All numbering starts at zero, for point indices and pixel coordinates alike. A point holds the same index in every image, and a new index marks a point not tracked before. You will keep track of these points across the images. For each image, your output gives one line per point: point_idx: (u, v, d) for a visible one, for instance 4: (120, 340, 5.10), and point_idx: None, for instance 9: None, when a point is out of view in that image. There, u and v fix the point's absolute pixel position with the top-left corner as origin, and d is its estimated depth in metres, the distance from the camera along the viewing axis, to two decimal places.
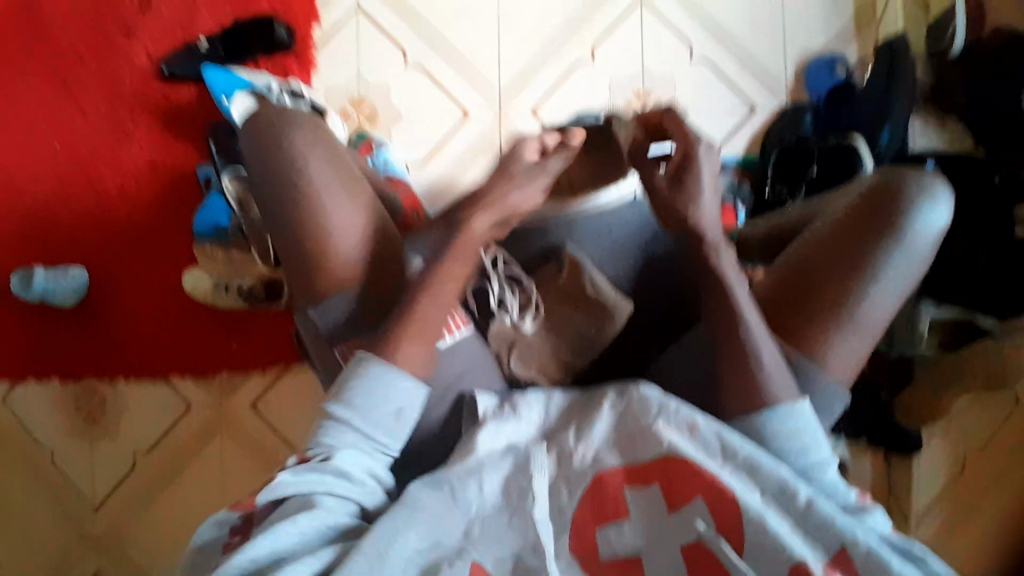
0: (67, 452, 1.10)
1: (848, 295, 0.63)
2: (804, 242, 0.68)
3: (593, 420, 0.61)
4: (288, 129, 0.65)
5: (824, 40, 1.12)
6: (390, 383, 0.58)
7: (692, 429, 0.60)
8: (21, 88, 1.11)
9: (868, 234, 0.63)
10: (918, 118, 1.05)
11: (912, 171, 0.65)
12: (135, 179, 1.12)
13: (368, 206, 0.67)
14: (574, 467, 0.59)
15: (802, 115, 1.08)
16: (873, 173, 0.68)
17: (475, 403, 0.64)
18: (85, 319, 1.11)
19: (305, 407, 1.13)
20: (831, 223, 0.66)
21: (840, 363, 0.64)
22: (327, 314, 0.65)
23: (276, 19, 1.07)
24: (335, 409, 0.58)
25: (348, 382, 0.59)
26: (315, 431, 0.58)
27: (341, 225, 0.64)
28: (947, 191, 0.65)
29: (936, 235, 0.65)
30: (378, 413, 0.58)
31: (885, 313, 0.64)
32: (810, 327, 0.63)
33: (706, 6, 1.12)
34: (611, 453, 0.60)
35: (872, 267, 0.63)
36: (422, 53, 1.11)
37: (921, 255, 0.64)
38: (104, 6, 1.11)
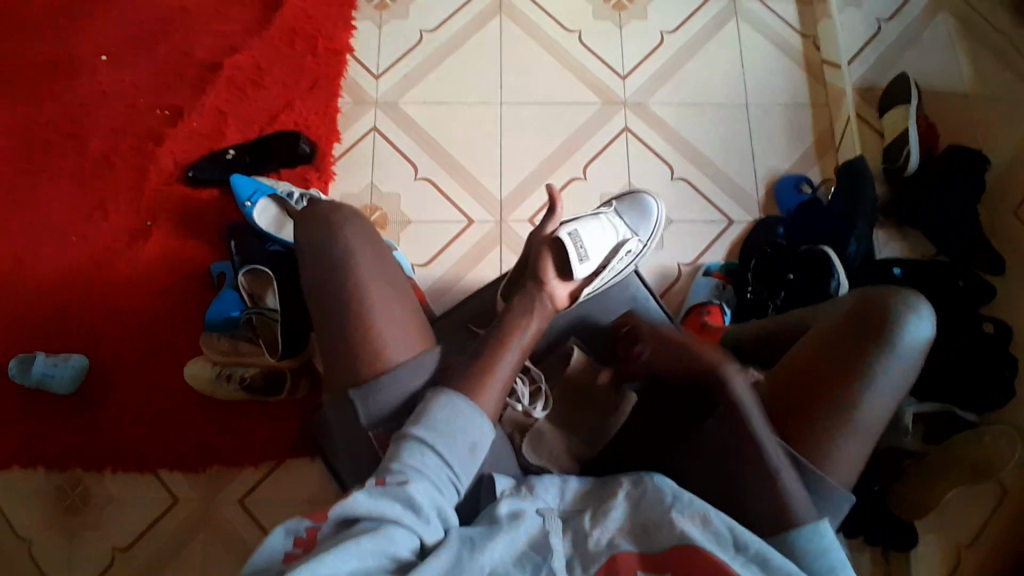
0: (45, 545, 1.06)
1: (846, 401, 0.67)
2: (800, 351, 0.73)
3: (608, 507, 0.62)
4: (342, 226, 0.76)
5: (790, 163, 1.24)
6: (469, 416, 0.63)
7: (704, 518, 0.59)
8: (56, 189, 1.21)
9: (861, 344, 0.69)
10: (881, 231, 1.18)
11: (896, 291, 0.72)
12: (147, 273, 1.16)
13: (409, 300, 0.75)
14: (589, 549, 0.59)
15: (775, 227, 1.17)
16: (858, 290, 0.75)
17: (493, 483, 0.65)
18: (79, 407, 1.11)
19: (296, 503, 1.08)
20: (824, 334, 0.71)
21: (842, 465, 0.67)
22: (370, 404, 0.67)
23: (302, 135, 1.20)
24: (419, 435, 0.61)
25: (428, 412, 0.63)
26: (393, 459, 0.59)
27: (383, 311, 0.71)
28: (927, 308, 0.71)
29: (921, 347, 0.70)
30: (456, 446, 0.61)
31: (880, 418, 0.69)
32: (812, 431, 0.67)
33: (683, 132, 1.26)
34: (626, 539, 0.59)
35: (866, 375, 0.68)
36: (429, 166, 1.22)
37: (911, 365, 0.69)
38: (143, 122, 1.24)
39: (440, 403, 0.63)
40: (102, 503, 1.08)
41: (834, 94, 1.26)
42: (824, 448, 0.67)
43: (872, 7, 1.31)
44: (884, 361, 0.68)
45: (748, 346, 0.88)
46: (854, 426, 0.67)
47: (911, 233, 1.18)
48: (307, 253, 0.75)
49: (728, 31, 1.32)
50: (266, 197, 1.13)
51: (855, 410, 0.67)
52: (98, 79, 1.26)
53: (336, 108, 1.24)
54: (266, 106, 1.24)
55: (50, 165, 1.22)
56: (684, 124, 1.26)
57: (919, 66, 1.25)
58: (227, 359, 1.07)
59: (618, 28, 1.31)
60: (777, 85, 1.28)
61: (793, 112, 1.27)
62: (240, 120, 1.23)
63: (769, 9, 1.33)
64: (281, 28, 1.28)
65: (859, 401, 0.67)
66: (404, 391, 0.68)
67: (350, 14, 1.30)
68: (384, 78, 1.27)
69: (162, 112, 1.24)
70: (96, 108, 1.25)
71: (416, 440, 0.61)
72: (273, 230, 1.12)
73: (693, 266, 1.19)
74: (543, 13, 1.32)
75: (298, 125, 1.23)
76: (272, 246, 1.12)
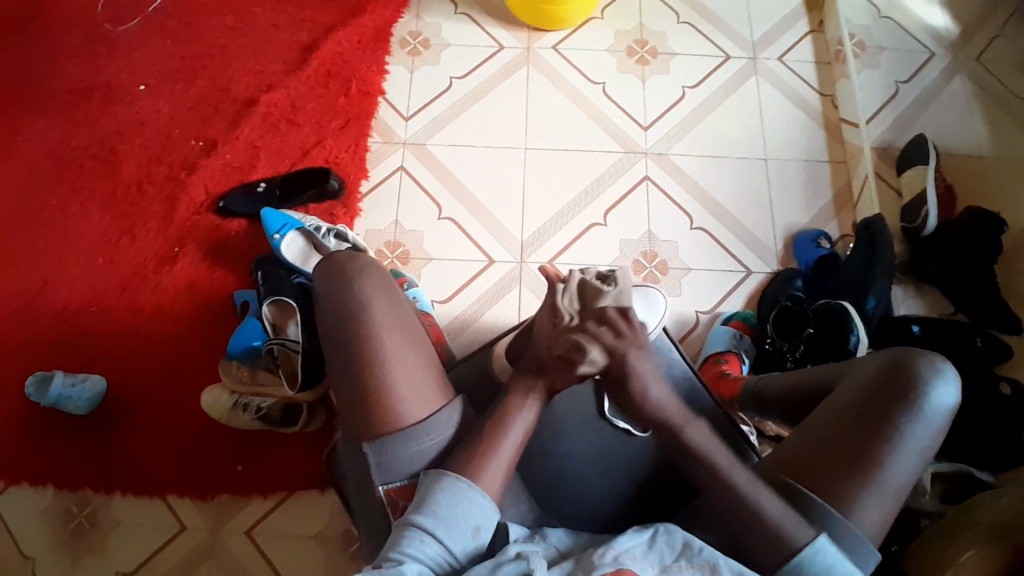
0: (46, 568, 1.05)
1: (873, 458, 0.69)
2: (829, 408, 0.75)
3: (615, 537, 0.64)
4: (357, 273, 0.80)
5: (809, 217, 1.26)
6: (473, 503, 0.67)
7: (713, 569, 0.61)
8: (86, 213, 1.24)
9: (888, 403, 0.71)
10: (899, 287, 1.20)
11: (922, 352, 0.74)
12: (169, 298, 1.18)
13: (423, 349, 0.78)
14: (592, 562, 0.61)
15: (793, 280, 1.17)
16: (886, 352, 0.77)
17: (506, 529, 0.68)
18: (91, 428, 1.11)
19: (305, 535, 1.08)
20: (853, 395, 0.74)
21: (869, 523, 0.69)
22: (383, 452, 0.72)
23: (332, 172, 1.23)
24: (421, 522, 0.65)
25: (431, 497, 0.67)
26: (395, 544, 0.64)
27: (398, 361, 0.75)
28: (953, 372, 0.73)
29: (948, 409, 0.72)
30: (458, 529, 0.65)
31: (905, 477, 0.70)
32: (840, 486, 0.69)
33: (703, 183, 1.28)
34: (633, 560, 0.61)
35: (895, 435, 0.70)
36: (453, 206, 1.24)
37: (938, 428, 0.71)
38: (176, 152, 1.28)
39: (443, 488, 0.68)
40: (109, 526, 1.07)
41: (852, 153, 1.29)
42: (851, 502, 0.68)
43: (890, 71, 1.35)
44: (912, 422, 0.70)
45: (771, 399, 0.91)
46: (882, 484, 0.69)
47: (928, 289, 1.19)
48: (326, 302, 0.79)
49: (748, 88, 1.35)
50: (295, 231, 1.15)
51: (882, 468, 0.69)
52: (138, 109, 1.31)
53: (366, 147, 1.28)
54: (298, 143, 1.28)
55: (84, 188, 1.25)
56: (703, 176, 1.29)
57: (937, 128, 1.28)
58: (246, 388, 1.08)
59: (641, 82, 1.35)
60: (797, 142, 1.31)
61: (812, 169, 1.29)
62: (272, 154, 1.27)
63: (788, 69, 1.37)
64: (317, 70, 1.33)
65: (887, 460, 0.69)
66: (411, 450, 0.72)
67: (383, 59, 1.35)
68: (413, 120, 1.31)
69: (196, 143, 1.28)
70: (133, 137, 1.29)
71: (417, 525, 0.65)
72: (299, 262, 1.15)
73: (710, 314, 1.19)
74: (568, 65, 1.36)
75: (329, 162, 1.26)
76: (297, 278, 1.13)
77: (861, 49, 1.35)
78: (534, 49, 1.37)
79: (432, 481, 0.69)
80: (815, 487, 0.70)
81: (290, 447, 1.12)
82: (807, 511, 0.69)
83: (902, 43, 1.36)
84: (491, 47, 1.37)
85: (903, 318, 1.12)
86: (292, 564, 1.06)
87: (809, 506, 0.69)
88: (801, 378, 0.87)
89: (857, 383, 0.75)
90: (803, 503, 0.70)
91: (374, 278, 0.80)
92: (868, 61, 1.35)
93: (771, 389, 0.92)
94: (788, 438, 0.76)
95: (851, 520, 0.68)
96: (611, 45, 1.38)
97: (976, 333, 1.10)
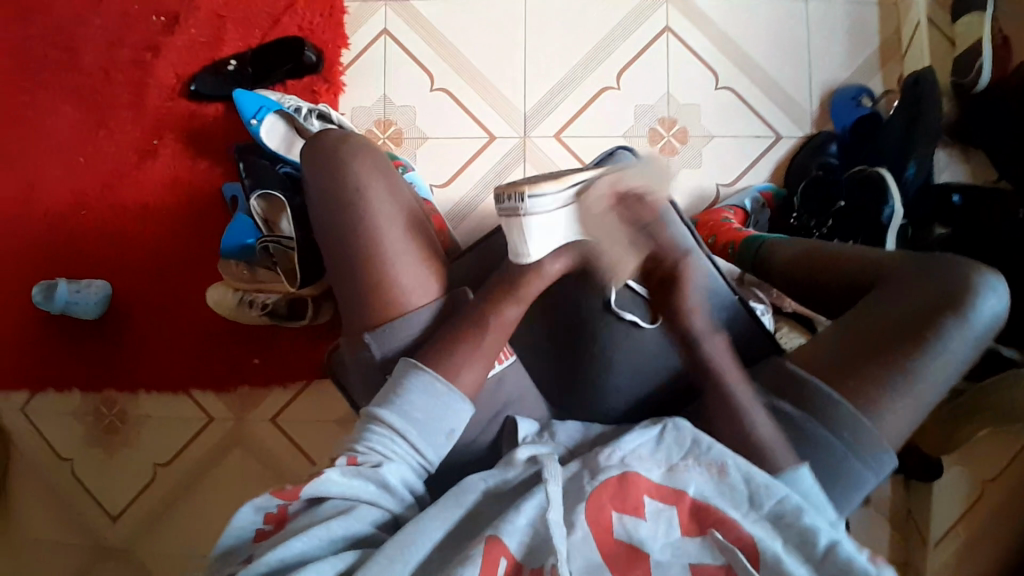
0: (87, 462, 1.11)
1: (915, 371, 0.69)
2: (877, 313, 0.73)
3: (625, 432, 0.70)
4: (350, 159, 0.78)
5: (852, 69, 1.10)
6: (449, 405, 0.72)
7: (721, 469, 0.66)
8: (52, 105, 1.14)
9: (938, 318, 0.70)
10: (942, 150, 1.08)
11: (975, 265, 0.72)
12: (156, 196, 1.12)
13: (414, 230, 0.79)
14: (600, 464, 0.67)
15: (826, 144, 1.07)
16: (940, 259, 0.74)
17: (517, 428, 0.77)
18: (103, 332, 1.12)
19: (327, 421, 1.12)
20: (904, 304, 0.72)
21: (895, 429, 0.70)
22: (385, 341, 0.76)
23: (307, 42, 1.09)
24: (393, 421, 0.70)
25: (404, 393, 0.71)
26: (369, 436, 0.69)
27: (394, 246, 0.76)
28: (1000, 283, 0.73)
29: (993, 322, 0.72)
30: (431, 432, 0.71)
31: (937, 387, 0.71)
32: (874, 399, 0.69)
33: (732, 34, 1.12)
34: (635, 462, 0.67)
35: (938, 350, 0.69)
36: (447, 76, 1.11)
37: (979, 341, 0.71)
38: (135, 28, 1.14)
39: (418, 388, 0.71)
40: (139, 423, 1.12)
41: None
42: (877, 407, 0.69)
43: None
44: (956, 336, 0.70)
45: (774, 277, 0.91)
46: (914, 396, 0.69)
47: (975, 154, 1.07)
48: (321, 184, 0.78)
49: None
50: (274, 115, 1.05)
51: (919, 380, 0.69)
52: None
53: (342, 9, 1.13)
54: (265, 8, 1.12)
55: (44, 78, 1.14)
56: (731, 24, 1.12)
57: None
58: (248, 285, 1.06)
59: None
60: None
61: (860, 8, 1.11)
62: (240, 24, 1.13)
63: None
64: None
65: (924, 373, 0.69)
66: (413, 334, 0.76)
67: None
68: None
69: (155, 17, 1.14)
70: (85, 13, 1.15)
71: (387, 423, 0.69)
72: (283, 151, 1.06)
73: (732, 188, 1.10)
74: None
75: (303, 31, 1.11)
76: (284, 168, 1.06)
77: None
78: None
79: (404, 374, 0.72)
80: (850, 396, 0.70)
81: (306, 344, 1.13)
82: (839, 420, 0.69)
83: None
84: None
85: (943, 185, 1.04)
86: (321, 449, 1.11)
87: (826, 401, 0.70)
88: (819, 250, 0.87)
89: (906, 289, 0.73)
90: (825, 403, 0.70)
91: (366, 159, 0.78)
92: None
93: (778, 256, 0.92)
94: (824, 340, 0.74)
95: (879, 430, 0.69)
96: None
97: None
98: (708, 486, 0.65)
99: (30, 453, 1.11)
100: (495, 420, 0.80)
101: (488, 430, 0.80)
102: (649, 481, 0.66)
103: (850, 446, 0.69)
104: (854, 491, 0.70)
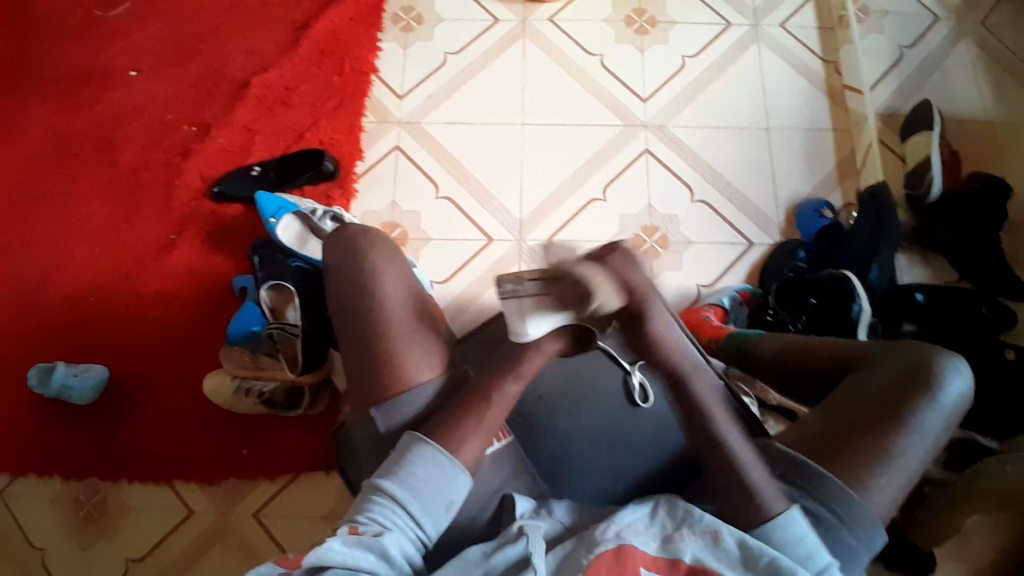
0: (57, 555, 1.05)
1: (889, 442, 0.70)
2: (850, 391, 0.75)
3: (622, 508, 0.66)
4: (367, 248, 0.84)
5: (812, 187, 1.24)
6: (451, 479, 0.68)
7: (715, 536, 0.62)
8: (83, 202, 1.23)
9: (905, 394, 0.72)
10: (904, 256, 1.17)
11: (938, 348, 0.75)
12: (168, 285, 1.18)
13: (424, 313, 0.83)
14: (595, 537, 0.63)
15: (797, 251, 1.16)
16: (904, 344, 0.78)
17: (514, 505, 0.73)
18: (94, 416, 1.11)
19: (313, 516, 1.07)
20: (874, 382, 0.74)
21: (881, 503, 0.69)
22: (393, 415, 0.75)
23: (327, 154, 1.21)
24: (396, 492, 0.66)
25: (407, 464, 0.68)
26: (370, 508, 0.65)
27: (404, 324, 0.79)
28: (965, 367, 0.75)
29: (961, 402, 0.73)
30: (433, 505, 0.67)
31: (917, 462, 0.70)
32: (852, 469, 0.69)
33: (705, 155, 1.26)
34: (634, 536, 0.63)
35: (909, 423, 0.71)
36: (451, 186, 1.23)
37: (953, 419, 0.73)
38: (170, 138, 1.26)
39: (421, 459, 0.68)
40: (117, 513, 1.07)
41: (856, 120, 1.27)
42: (864, 482, 0.68)
43: (894, 36, 1.33)
44: (926, 412, 0.71)
45: (759, 362, 0.94)
46: (894, 468, 0.69)
47: (935, 259, 1.16)
48: (339, 268, 0.83)
49: (750, 57, 1.33)
50: (290, 215, 1.14)
51: (896, 452, 0.70)
52: (130, 95, 1.30)
53: (360, 128, 1.27)
54: (291, 125, 1.26)
55: (80, 177, 1.24)
56: (703, 147, 1.27)
57: (941, 99, 1.26)
58: (247, 372, 1.08)
59: (640, 51, 1.33)
60: (798, 110, 1.29)
61: (814, 137, 1.27)
62: (267, 137, 1.26)
63: (790, 35, 1.35)
64: (308, 49, 1.31)
65: (899, 445, 0.70)
66: (417, 409, 0.76)
67: (375, 36, 1.33)
68: (408, 99, 1.30)
69: (190, 128, 1.27)
70: (126, 123, 1.28)
71: (390, 494, 0.66)
72: (296, 246, 1.13)
73: (712, 288, 1.18)
74: (565, 37, 1.34)
75: (324, 144, 1.25)
76: (295, 262, 1.13)
77: (865, 14, 1.33)
78: (530, 21, 1.35)
79: (408, 446, 0.69)
80: (830, 468, 0.70)
81: (297, 437, 1.11)
82: (821, 491, 0.68)
83: (906, 9, 1.35)
84: (486, 21, 1.35)
85: (906, 287, 1.09)
86: (304, 542, 1.05)
87: (813, 475, 0.69)
88: (795, 340, 0.90)
89: (875, 371, 0.76)
90: (812, 478, 0.69)
91: (384, 250, 0.84)
92: (871, 28, 1.33)
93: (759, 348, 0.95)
94: (804, 420, 0.76)
95: (862, 501, 0.68)
96: (609, 15, 1.36)
97: (982, 301, 1.07)
98: (703, 553, 0.62)
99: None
100: (493, 496, 0.76)
101: (487, 504, 0.75)
102: (648, 557, 0.61)
103: (836, 514, 0.67)
104: (848, 573, 0.68)
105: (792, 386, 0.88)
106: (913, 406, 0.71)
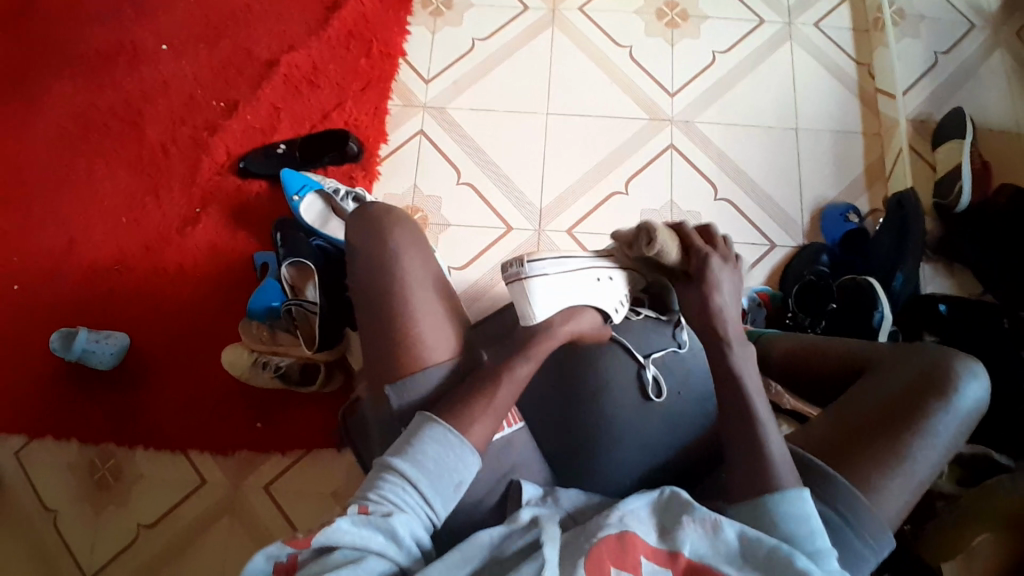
0: (70, 517, 1.08)
1: (902, 447, 0.69)
2: (864, 394, 0.74)
3: (630, 496, 0.66)
4: (390, 228, 0.83)
5: (837, 192, 1.22)
6: (460, 459, 0.68)
7: (715, 526, 0.61)
8: (111, 172, 1.25)
9: (920, 399, 0.71)
10: (928, 264, 1.17)
11: (957, 354, 0.74)
12: (189, 258, 1.19)
13: (443, 298, 0.82)
14: (601, 523, 0.63)
15: (820, 254, 1.15)
16: (922, 349, 0.77)
17: (521, 491, 0.73)
18: (112, 383, 1.14)
19: (321, 492, 1.09)
20: (889, 386, 0.74)
21: (890, 509, 0.68)
22: (406, 394, 0.76)
23: (352, 135, 1.22)
24: (406, 470, 0.66)
25: (418, 443, 0.68)
26: (380, 486, 0.65)
27: (423, 308, 0.79)
28: (983, 375, 0.74)
29: (976, 410, 0.73)
30: (442, 484, 0.67)
31: (928, 469, 0.70)
32: (863, 473, 0.68)
33: (730, 153, 1.25)
34: (638, 524, 0.63)
35: (923, 428, 0.70)
36: (473, 172, 1.23)
37: (967, 427, 0.72)
38: (198, 113, 1.28)
39: (431, 438, 0.68)
40: (131, 479, 1.10)
41: (887, 125, 1.25)
42: (874, 486, 0.68)
43: (929, 40, 1.31)
44: (940, 418, 0.70)
45: (772, 363, 0.93)
46: (905, 473, 0.68)
47: (959, 269, 1.16)
48: (361, 246, 0.82)
49: (781, 55, 1.31)
50: (314, 193, 1.16)
51: (908, 456, 0.69)
52: (160, 68, 1.31)
53: (386, 111, 1.27)
54: (318, 105, 1.27)
55: (109, 148, 1.26)
56: (729, 145, 1.25)
57: (974, 107, 1.24)
58: (264, 347, 1.08)
59: (669, 46, 1.32)
60: (827, 112, 1.27)
61: (843, 141, 1.25)
62: (294, 116, 1.27)
63: (824, 36, 1.33)
64: (337, 30, 1.31)
65: (912, 449, 0.69)
66: (431, 391, 0.77)
67: (405, 20, 1.33)
68: (434, 83, 1.30)
69: (218, 104, 1.28)
70: (156, 96, 1.29)
71: (400, 472, 0.66)
72: (318, 225, 1.16)
73: None
74: (594, 28, 1.33)
75: (348, 125, 1.26)
76: (316, 240, 1.14)
77: (901, 17, 1.31)
78: (559, 11, 1.35)
79: (419, 426, 0.70)
80: (840, 470, 0.69)
81: (309, 414, 1.12)
82: (831, 493, 0.68)
83: (943, 13, 1.33)
84: (515, 8, 1.35)
85: (930, 296, 1.09)
86: (312, 521, 1.07)
87: (823, 478, 0.69)
88: (810, 343, 0.90)
89: (891, 375, 0.75)
90: (822, 480, 0.69)
91: (407, 231, 0.84)
92: (906, 32, 1.30)
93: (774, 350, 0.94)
94: (816, 423, 0.75)
95: (872, 506, 0.67)
96: (639, 8, 1.35)
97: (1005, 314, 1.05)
98: (704, 545, 0.61)
99: (15, 501, 1.09)
100: (500, 482, 0.76)
101: (494, 491, 0.75)
102: (649, 545, 0.61)
103: (844, 516, 0.67)
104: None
105: (804, 390, 0.88)
106: (928, 412, 0.70)
